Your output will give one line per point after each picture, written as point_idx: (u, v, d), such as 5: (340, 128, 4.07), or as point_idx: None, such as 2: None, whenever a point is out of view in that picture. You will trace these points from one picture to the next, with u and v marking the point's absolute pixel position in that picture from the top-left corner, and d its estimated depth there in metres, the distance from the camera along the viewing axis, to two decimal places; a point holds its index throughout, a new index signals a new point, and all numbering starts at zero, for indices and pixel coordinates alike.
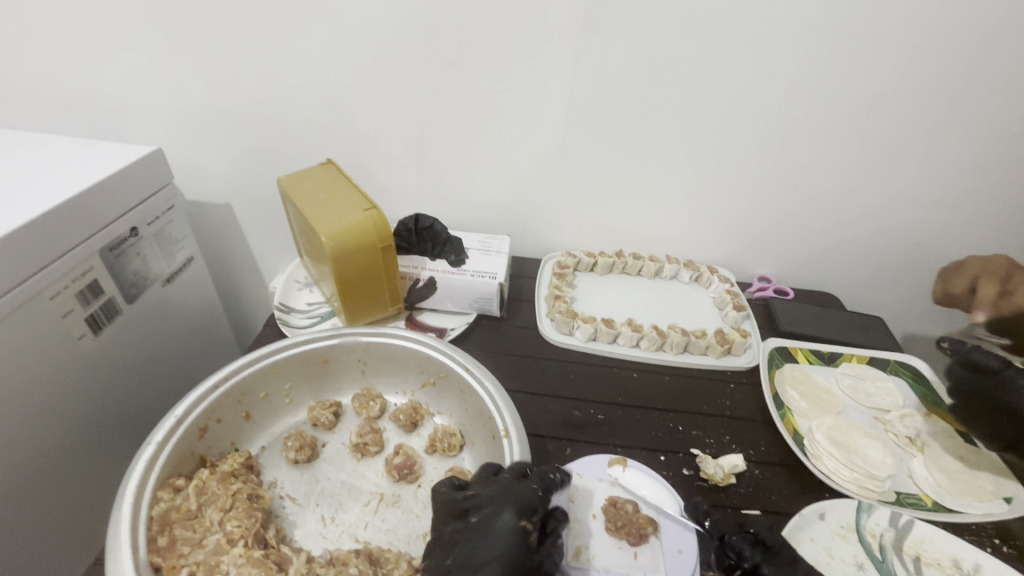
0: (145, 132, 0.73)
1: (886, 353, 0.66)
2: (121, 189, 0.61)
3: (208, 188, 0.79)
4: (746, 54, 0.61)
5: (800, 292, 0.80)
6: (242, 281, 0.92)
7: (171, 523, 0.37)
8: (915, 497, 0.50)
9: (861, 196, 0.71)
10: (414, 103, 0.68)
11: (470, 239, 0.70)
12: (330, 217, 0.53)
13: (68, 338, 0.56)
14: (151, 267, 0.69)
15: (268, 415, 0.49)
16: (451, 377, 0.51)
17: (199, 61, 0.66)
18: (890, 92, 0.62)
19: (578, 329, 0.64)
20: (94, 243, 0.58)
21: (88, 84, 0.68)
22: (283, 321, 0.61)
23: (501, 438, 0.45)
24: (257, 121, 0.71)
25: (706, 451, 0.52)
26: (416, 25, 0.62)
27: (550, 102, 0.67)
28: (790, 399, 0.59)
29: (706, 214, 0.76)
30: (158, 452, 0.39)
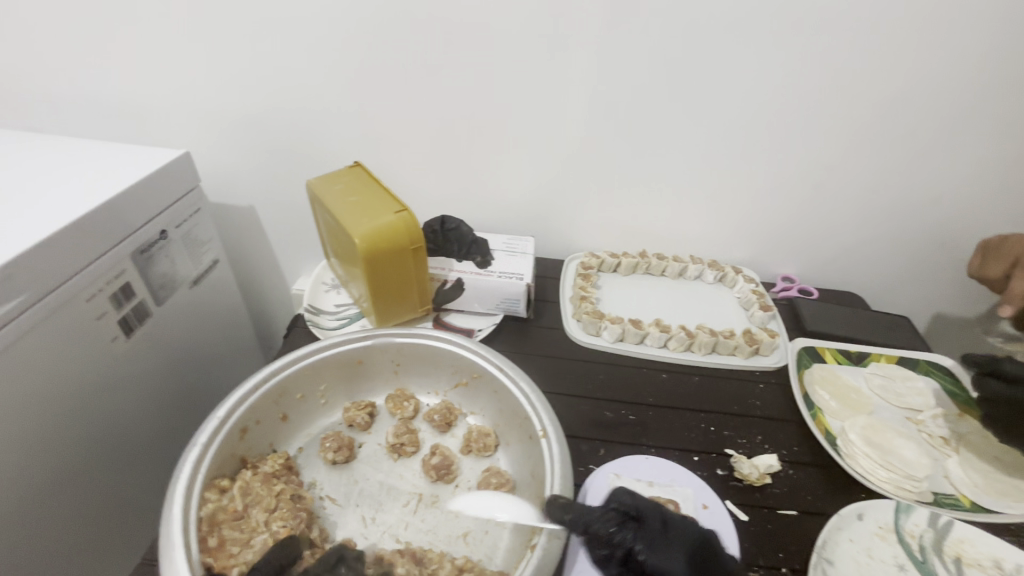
0: (170, 136, 0.74)
1: (915, 352, 0.65)
2: (152, 192, 0.61)
3: (232, 191, 0.80)
4: (772, 54, 0.61)
5: (824, 292, 0.80)
6: (264, 284, 0.93)
7: (220, 523, 0.37)
8: (952, 497, 0.50)
9: (886, 195, 0.71)
10: (438, 106, 0.69)
11: (495, 240, 0.70)
12: (362, 219, 0.54)
13: (102, 340, 0.56)
14: (179, 269, 0.69)
15: (304, 416, 0.49)
16: (485, 378, 0.51)
17: (227, 67, 0.67)
18: (917, 91, 0.62)
19: (606, 330, 0.64)
20: (126, 247, 0.58)
21: (117, 90, 0.69)
22: (312, 323, 0.61)
23: (539, 438, 0.45)
24: (282, 124, 0.72)
25: (739, 451, 0.52)
26: (442, 28, 0.62)
27: (575, 103, 0.67)
28: (821, 399, 0.59)
29: (729, 215, 0.76)
30: (203, 453, 0.40)
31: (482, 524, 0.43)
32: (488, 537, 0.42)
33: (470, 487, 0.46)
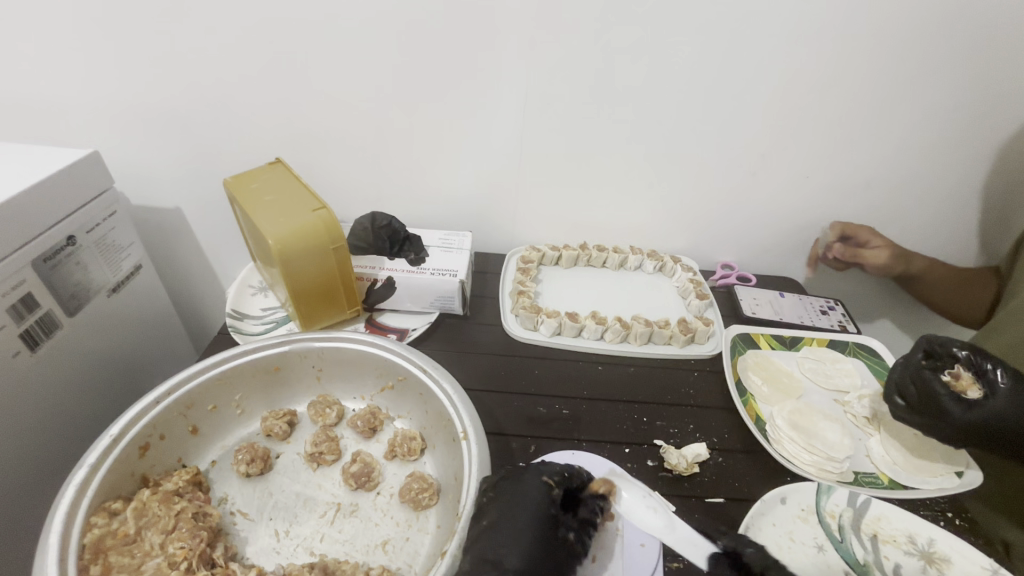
0: (84, 136, 0.69)
1: (845, 335, 0.67)
2: (54, 195, 0.57)
3: (155, 192, 0.76)
4: (701, 44, 0.60)
5: (762, 279, 0.81)
6: (197, 288, 0.89)
7: (106, 549, 0.35)
8: (873, 475, 0.51)
9: (817, 181, 0.72)
10: (367, 100, 0.66)
11: (430, 237, 0.68)
12: (278, 219, 0.51)
13: (0, 356, 0.52)
14: (95, 276, 0.65)
15: (217, 428, 0.47)
16: (409, 380, 0.49)
17: (137, 61, 0.63)
18: (840, 79, 0.63)
19: (543, 325, 0.63)
20: (25, 255, 0.54)
21: (16, 87, 0.64)
22: (235, 328, 0.58)
23: (461, 440, 0.44)
24: (203, 121, 0.68)
25: (670, 441, 0.52)
26: (365, 19, 0.60)
27: (507, 95, 0.65)
28: (753, 385, 0.59)
29: (668, 205, 0.76)
30: (92, 474, 0.37)
31: (402, 531, 0.42)
32: (408, 544, 0.41)
33: (392, 493, 0.44)
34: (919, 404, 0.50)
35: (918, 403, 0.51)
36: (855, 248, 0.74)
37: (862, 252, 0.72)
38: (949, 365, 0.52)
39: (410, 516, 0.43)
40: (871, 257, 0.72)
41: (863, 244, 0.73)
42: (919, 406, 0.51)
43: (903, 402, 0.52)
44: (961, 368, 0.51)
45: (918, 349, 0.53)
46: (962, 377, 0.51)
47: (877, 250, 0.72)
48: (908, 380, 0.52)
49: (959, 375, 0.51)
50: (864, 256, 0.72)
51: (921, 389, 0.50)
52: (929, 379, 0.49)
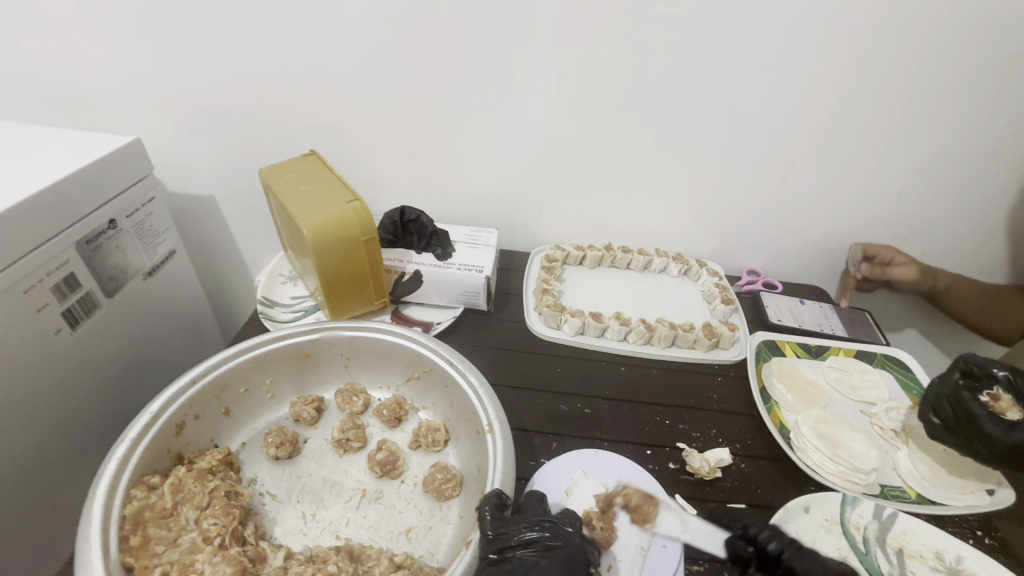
0: (126, 124, 0.71)
1: (874, 347, 0.66)
2: (97, 180, 0.59)
3: (190, 181, 0.78)
4: (737, 48, 0.60)
5: (789, 286, 0.80)
6: (227, 275, 0.91)
7: (145, 521, 0.36)
8: (899, 489, 0.50)
9: (849, 191, 0.71)
10: (398, 94, 0.67)
11: (457, 232, 0.69)
12: (312, 209, 0.52)
13: (43, 333, 0.54)
14: (132, 260, 0.67)
15: (248, 411, 0.48)
16: (435, 372, 0.50)
17: (178, 52, 0.64)
18: (879, 87, 0.62)
19: (566, 323, 0.63)
20: (69, 237, 0.56)
21: (64, 75, 0.67)
22: (265, 315, 0.60)
23: (485, 433, 0.44)
24: (240, 113, 0.70)
25: (692, 444, 0.52)
26: (400, 18, 0.61)
27: (539, 94, 0.65)
28: (777, 393, 0.59)
29: (695, 209, 0.75)
30: (132, 449, 0.38)
31: (425, 520, 0.42)
32: (430, 533, 0.42)
33: (416, 483, 0.45)
34: (956, 425, 0.49)
35: (956, 424, 0.49)
36: (881, 267, 0.74)
37: (887, 270, 0.73)
38: (987, 385, 0.50)
39: (433, 505, 0.44)
40: (898, 275, 0.72)
41: (889, 262, 0.73)
42: (956, 427, 0.49)
43: (938, 420, 0.51)
44: (1001, 390, 0.49)
45: (954, 367, 0.52)
46: (1001, 399, 0.49)
47: (904, 267, 0.72)
48: (944, 401, 0.50)
49: (998, 397, 0.49)
50: (891, 273, 0.72)
51: (959, 411, 0.49)
52: (966, 401, 0.48)
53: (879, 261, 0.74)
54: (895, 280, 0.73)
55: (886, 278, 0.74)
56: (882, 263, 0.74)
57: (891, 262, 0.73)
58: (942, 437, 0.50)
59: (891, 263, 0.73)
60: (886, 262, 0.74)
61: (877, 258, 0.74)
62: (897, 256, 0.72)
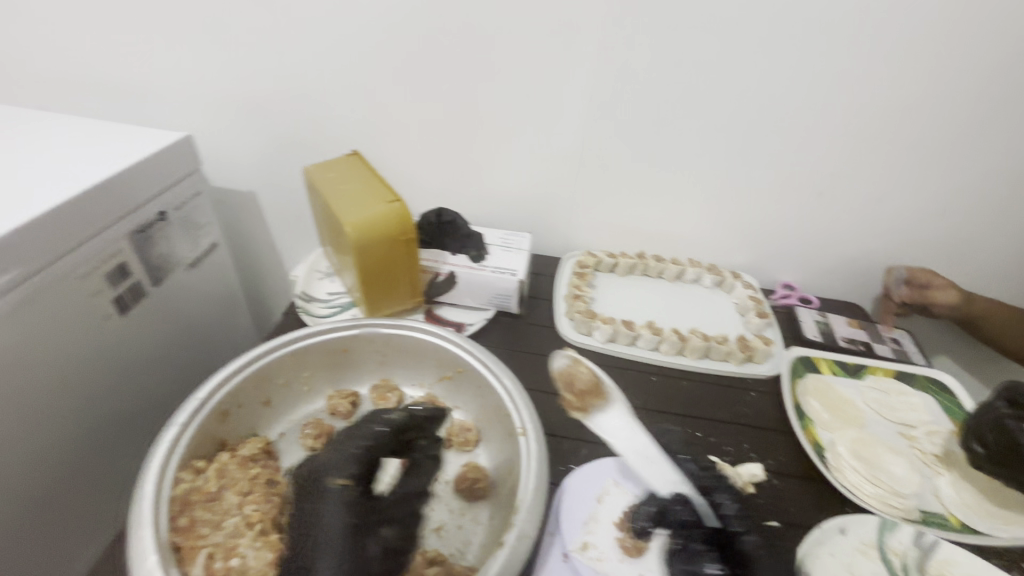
0: (177, 120, 0.75)
1: (914, 368, 0.64)
2: (149, 174, 0.62)
3: (233, 176, 0.80)
4: (779, 59, 0.59)
5: (825, 302, 0.79)
6: (263, 269, 0.94)
7: (191, 504, 0.37)
8: (941, 516, 0.48)
9: (892, 206, 0.70)
10: (439, 97, 0.68)
11: (490, 235, 0.70)
12: (355, 208, 0.53)
13: (95, 318, 0.57)
14: (177, 251, 0.70)
15: (288, 402, 0.49)
16: (468, 372, 0.50)
17: (230, 52, 0.67)
18: (927, 101, 0.60)
19: (597, 330, 0.63)
20: (122, 226, 0.59)
21: (125, 71, 0.70)
22: (303, 310, 0.61)
23: (518, 436, 0.44)
24: (285, 111, 0.72)
25: (724, 458, 0.52)
26: (443, 22, 0.62)
27: (576, 100, 0.66)
28: (812, 410, 0.58)
29: (731, 220, 0.75)
30: (181, 433, 0.40)
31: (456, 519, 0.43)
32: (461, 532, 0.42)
33: (447, 481, 0.46)
34: (1003, 456, 0.47)
35: (1002, 455, 0.47)
36: (920, 290, 0.71)
37: (927, 293, 0.70)
38: None
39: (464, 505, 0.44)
40: (938, 297, 0.69)
41: (927, 285, 0.71)
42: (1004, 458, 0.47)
43: (982, 449, 0.49)
44: None
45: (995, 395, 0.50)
46: None
47: (944, 291, 0.69)
48: (988, 430, 0.49)
49: None
50: (931, 296, 0.70)
51: (1006, 440, 0.47)
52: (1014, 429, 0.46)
53: (918, 285, 0.71)
54: (934, 305, 0.70)
55: (925, 301, 0.71)
56: (922, 286, 0.71)
57: (929, 286, 0.70)
58: (990, 469, 0.48)
59: (930, 287, 0.70)
60: (925, 284, 0.71)
61: (914, 281, 0.72)
62: (937, 279, 0.70)
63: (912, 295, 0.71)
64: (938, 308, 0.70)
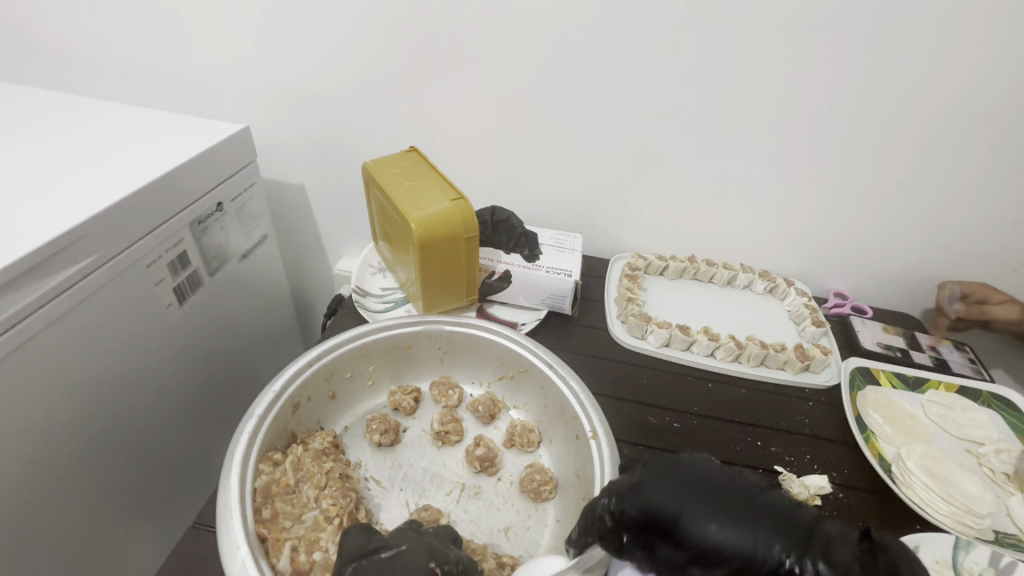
0: (232, 112, 0.75)
1: (978, 383, 0.62)
2: (209, 165, 0.62)
3: (283, 169, 0.81)
4: (850, 61, 0.58)
5: (878, 312, 0.77)
6: (307, 261, 0.94)
7: (272, 495, 0.37)
8: (1016, 537, 0.47)
9: (957, 216, 0.67)
10: (497, 95, 0.68)
11: (542, 234, 0.69)
12: (419, 204, 0.53)
13: (157, 306, 0.58)
14: (231, 242, 0.70)
15: (352, 396, 0.50)
16: (531, 373, 0.50)
17: (290, 46, 0.67)
18: (1005, 109, 0.58)
19: (652, 334, 0.62)
20: (184, 217, 0.59)
21: (186, 62, 0.71)
22: (359, 304, 0.62)
23: (587, 439, 0.44)
24: (340, 105, 0.72)
25: (788, 469, 0.51)
26: (505, 19, 0.61)
27: (636, 100, 0.65)
28: (874, 422, 0.56)
29: (785, 226, 0.73)
30: (258, 425, 0.40)
31: (523, 520, 0.43)
32: (528, 534, 0.42)
33: (511, 481, 0.45)
34: None
35: None
36: (977, 305, 0.69)
37: (986, 309, 0.68)
38: None
39: (530, 506, 0.44)
40: (1000, 313, 0.67)
41: (985, 300, 0.69)
42: None
43: None
44: None
45: None
46: None
47: (1005, 305, 0.67)
48: None
49: None
50: (992, 312, 0.68)
51: None
52: None
53: (975, 300, 0.69)
54: (995, 319, 0.68)
55: (983, 317, 0.69)
56: (978, 302, 0.69)
57: (988, 301, 0.69)
58: None
59: (988, 302, 0.69)
60: (982, 300, 0.69)
61: (970, 296, 0.70)
62: (997, 295, 0.68)
63: (969, 312, 0.69)
64: (998, 322, 0.68)
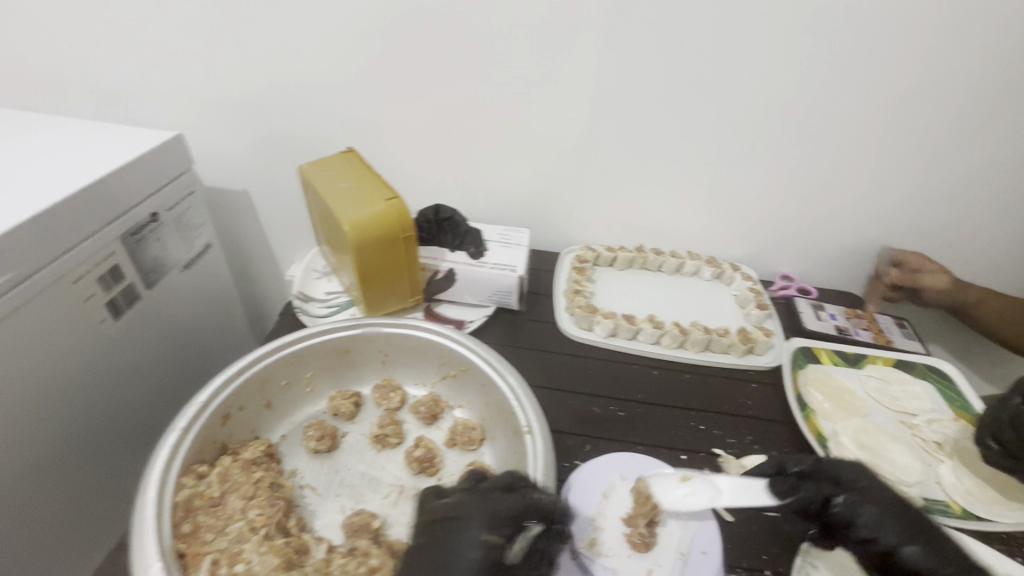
0: (168, 120, 0.73)
1: (914, 356, 0.64)
2: (141, 174, 0.60)
3: (226, 176, 0.79)
4: (777, 47, 0.59)
5: (823, 292, 0.79)
6: (259, 269, 0.93)
7: (195, 509, 0.37)
8: (943, 504, 0.49)
9: (889, 195, 0.69)
10: (438, 92, 0.67)
11: (489, 231, 0.69)
12: (352, 207, 0.53)
13: (89, 322, 0.56)
14: (171, 253, 0.68)
15: (289, 404, 0.49)
16: (472, 370, 0.50)
17: (222, 49, 0.66)
18: (925, 90, 0.60)
19: (598, 325, 0.63)
20: (115, 228, 0.57)
21: (115, 68, 0.68)
22: (301, 310, 0.61)
23: (523, 434, 0.44)
24: (278, 109, 0.71)
25: (728, 451, 0.52)
26: (438, 17, 0.61)
27: (575, 93, 0.65)
28: (814, 401, 0.58)
29: (729, 212, 0.75)
30: (182, 438, 0.40)
31: None
32: None
33: (452, 481, 0.45)
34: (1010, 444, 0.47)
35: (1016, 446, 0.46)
36: (910, 274, 0.72)
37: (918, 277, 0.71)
38: None
39: None
40: (929, 281, 0.70)
41: (918, 269, 0.71)
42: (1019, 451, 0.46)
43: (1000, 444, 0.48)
44: None
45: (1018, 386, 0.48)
46: None
47: (935, 274, 0.70)
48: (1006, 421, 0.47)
49: None
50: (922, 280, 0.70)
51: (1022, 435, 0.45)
52: None
53: (909, 269, 0.72)
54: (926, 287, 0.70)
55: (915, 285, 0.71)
56: (912, 270, 0.72)
57: (921, 270, 0.71)
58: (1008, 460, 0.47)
59: (921, 271, 0.71)
60: (916, 269, 0.71)
61: (905, 265, 0.72)
62: (927, 264, 0.70)
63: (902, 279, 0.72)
64: (927, 291, 0.71)
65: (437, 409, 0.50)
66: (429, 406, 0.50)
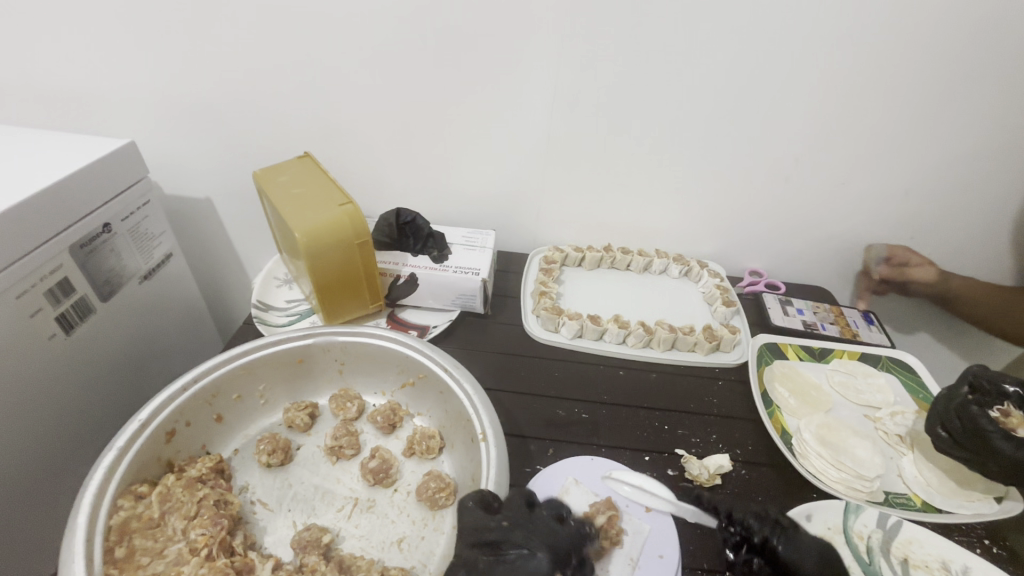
0: (122, 128, 0.71)
1: (878, 349, 0.65)
2: (91, 184, 0.58)
3: (186, 184, 0.77)
4: (736, 44, 0.58)
5: (792, 287, 0.79)
6: (226, 277, 0.91)
7: (131, 531, 0.37)
8: (904, 496, 0.49)
9: (854, 189, 0.70)
10: (397, 94, 0.66)
11: (454, 234, 0.68)
12: (305, 213, 0.51)
13: (36, 338, 0.53)
14: (127, 263, 0.66)
15: (241, 417, 0.48)
16: (430, 377, 0.49)
17: (173, 54, 0.64)
18: (885, 83, 0.60)
19: (564, 326, 0.62)
20: (63, 240, 0.55)
21: (64, 76, 0.66)
22: (260, 320, 0.59)
23: (479, 441, 0.43)
24: (236, 114, 0.69)
25: (691, 450, 0.51)
26: (394, 18, 0.60)
27: (536, 94, 0.64)
28: (779, 397, 0.58)
29: (696, 209, 0.74)
30: (121, 457, 0.39)
31: (418, 530, 0.42)
32: (423, 543, 0.41)
33: (409, 491, 0.45)
34: (956, 434, 0.48)
35: (961, 437, 0.47)
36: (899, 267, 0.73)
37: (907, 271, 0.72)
38: (997, 401, 0.48)
39: (426, 514, 0.43)
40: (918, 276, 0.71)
41: (905, 262, 0.72)
42: (963, 442, 0.47)
43: (946, 434, 0.49)
44: (1011, 406, 0.47)
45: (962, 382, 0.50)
46: (1011, 415, 0.47)
47: (922, 267, 0.71)
48: (952, 412, 0.48)
49: (1009, 414, 0.47)
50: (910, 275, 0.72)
51: (968, 425, 0.46)
52: (976, 415, 0.46)
53: (897, 263, 0.73)
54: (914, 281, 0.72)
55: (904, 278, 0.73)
56: (900, 264, 0.73)
57: (908, 263, 0.72)
58: (950, 451, 0.48)
59: (908, 265, 0.72)
60: (903, 263, 0.73)
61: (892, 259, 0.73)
62: (914, 257, 0.72)
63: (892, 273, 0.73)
64: (916, 284, 0.72)
65: (394, 417, 0.49)
66: (386, 415, 0.49)
